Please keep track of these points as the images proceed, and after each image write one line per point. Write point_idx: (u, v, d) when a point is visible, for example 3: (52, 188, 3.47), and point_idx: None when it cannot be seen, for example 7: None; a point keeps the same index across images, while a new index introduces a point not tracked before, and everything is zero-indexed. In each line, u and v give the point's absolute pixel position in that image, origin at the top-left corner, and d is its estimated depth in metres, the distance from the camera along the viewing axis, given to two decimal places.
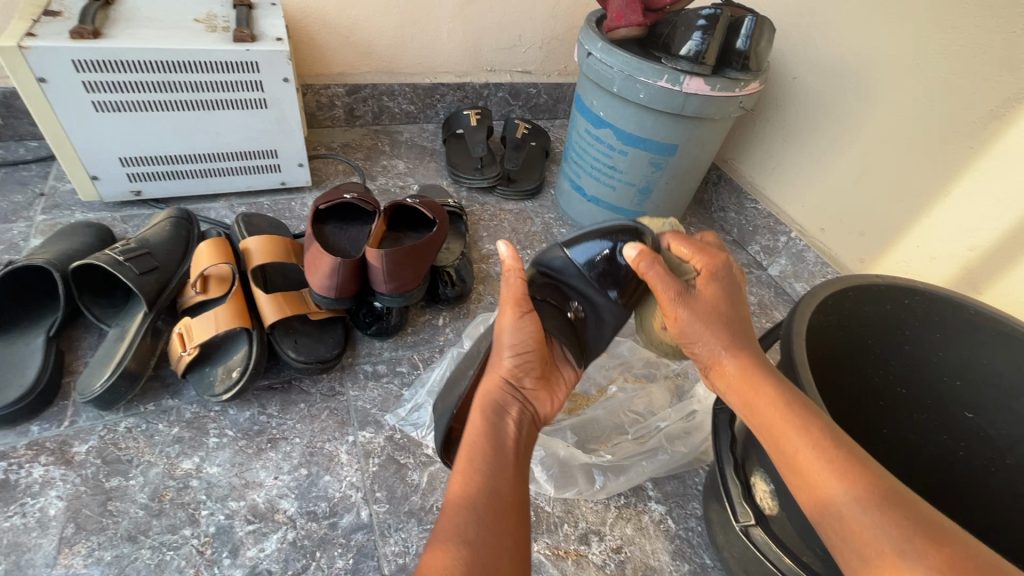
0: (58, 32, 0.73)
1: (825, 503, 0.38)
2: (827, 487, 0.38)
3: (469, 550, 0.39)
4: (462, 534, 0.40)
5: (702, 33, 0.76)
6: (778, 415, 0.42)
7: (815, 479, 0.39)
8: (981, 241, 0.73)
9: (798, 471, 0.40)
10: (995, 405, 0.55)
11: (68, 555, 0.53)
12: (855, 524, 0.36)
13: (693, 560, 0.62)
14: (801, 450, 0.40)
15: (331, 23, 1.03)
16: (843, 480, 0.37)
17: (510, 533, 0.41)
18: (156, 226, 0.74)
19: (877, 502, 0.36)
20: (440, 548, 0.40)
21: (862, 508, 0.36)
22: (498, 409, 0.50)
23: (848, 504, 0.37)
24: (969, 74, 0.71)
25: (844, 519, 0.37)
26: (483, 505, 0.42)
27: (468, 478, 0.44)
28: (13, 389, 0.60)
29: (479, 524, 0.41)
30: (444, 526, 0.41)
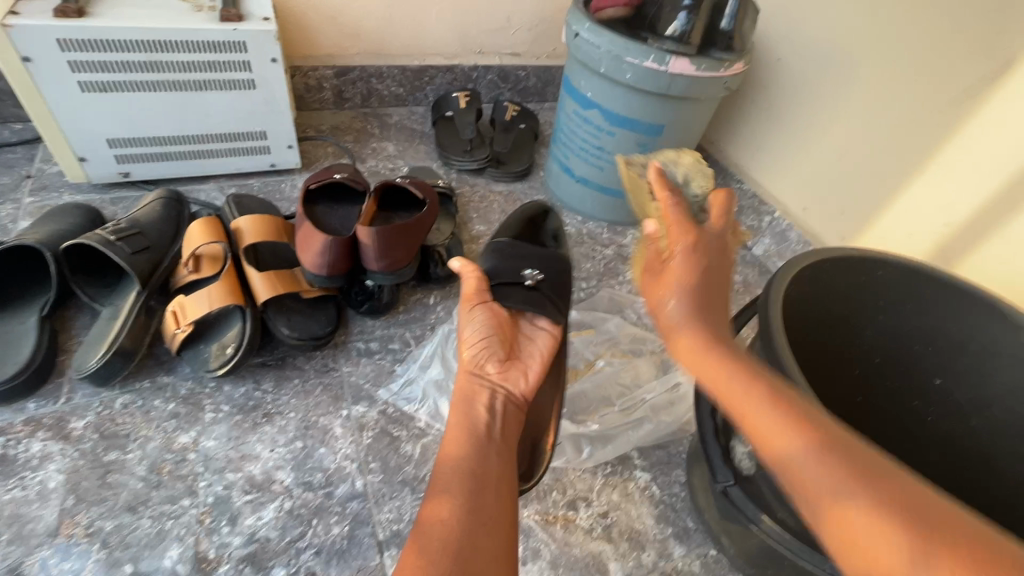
0: (41, 10, 0.72)
1: (784, 458, 0.37)
2: (785, 443, 0.37)
3: (454, 517, 0.44)
4: (443, 502, 0.45)
5: (688, 14, 0.78)
6: (722, 373, 0.43)
7: (766, 428, 0.39)
8: (955, 217, 0.75)
9: (755, 429, 0.39)
10: (962, 370, 0.58)
11: (69, 525, 0.54)
12: (803, 473, 0.36)
13: (677, 523, 0.65)
14: (760, 415, 0.39)
15: (318, 4, 1.03)
16: (803, 435, 0.37)
17: (489, 509, 0.45)
18: (146, 207, 0.75)
19: (833, 451, 0.35)
20: (426, 520, 0.44)
21: (821, 461, 0.35)
22: (467, 399, 0.55)
23: (803, 458, 0.36)
24: (945, 54, 0.72)
25: (802, 467, 0.36)
26: (457, 488, 0.46)
27: (447, 460, 0.49)
28: (8, 366, 0.61)
29: (456, 503, 0.45)
30: (429, 502, 0.45)
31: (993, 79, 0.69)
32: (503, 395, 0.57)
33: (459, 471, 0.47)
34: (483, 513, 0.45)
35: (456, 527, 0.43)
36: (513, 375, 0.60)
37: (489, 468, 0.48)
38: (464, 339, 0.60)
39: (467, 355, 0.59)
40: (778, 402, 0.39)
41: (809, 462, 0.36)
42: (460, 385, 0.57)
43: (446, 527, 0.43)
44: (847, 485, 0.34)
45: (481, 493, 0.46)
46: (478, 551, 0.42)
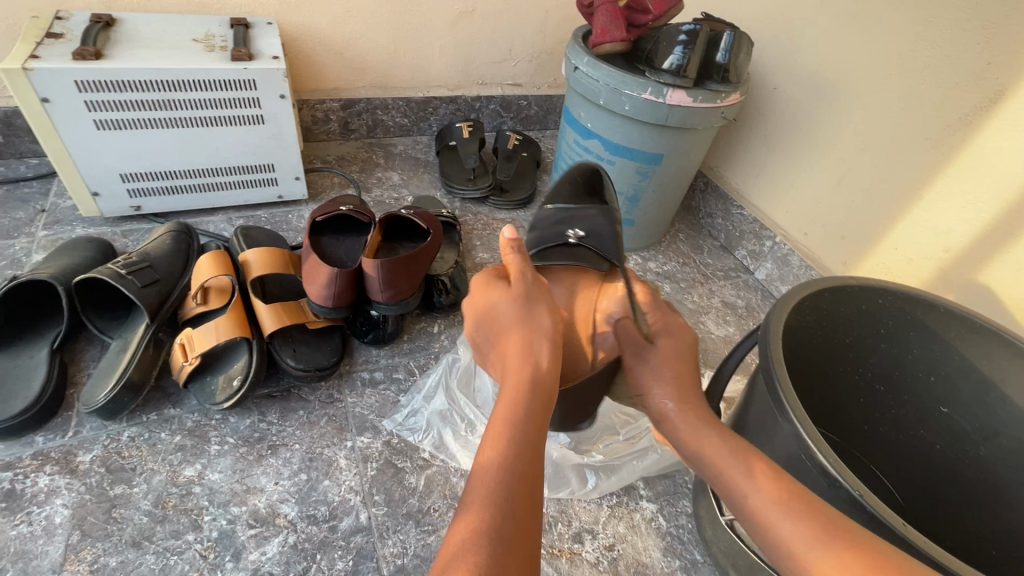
0: (61, 53, 0.76)
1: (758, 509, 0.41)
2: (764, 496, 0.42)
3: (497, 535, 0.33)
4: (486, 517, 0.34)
5: (683, 48, 0.79)
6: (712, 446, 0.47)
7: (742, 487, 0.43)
8: (954, 243, 0.76)
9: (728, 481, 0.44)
10: (969, 399, 0.57)
11: (74, 561, 0.54)
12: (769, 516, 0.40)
13: (684, 556, 0.64)
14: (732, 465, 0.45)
15: (326, 42, 1.06)
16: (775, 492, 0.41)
17: (536, 532, 0.35)
18: (156, 240, 0.76)
19: (800, 510, 0.39)
20: (462, 536, 0.33)
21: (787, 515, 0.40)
22: (531, 386, 0.43)
23: (772, 509, 0.40)
24: (937, 83, 0.74)
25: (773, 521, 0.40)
26: (510, 495, 0.35)
27: (500, 453, 0.37)
28: (18, 400, 0.62)
29: (503, 529, 0.34)
30: (471, 501, 0.35)
31: (985, 108, 0.70)
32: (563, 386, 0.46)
33: (513, 471, 0.37)
34: (531, 545, 0.34)
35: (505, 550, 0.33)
36: (575, 369, 0.48)
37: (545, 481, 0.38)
38: (523, 315, 0.48)
39: (529, 325, 0.48)
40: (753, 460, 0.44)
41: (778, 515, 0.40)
42: (515, 363, 0.45)
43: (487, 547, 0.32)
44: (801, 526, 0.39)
45: (533, 520, 0.36)
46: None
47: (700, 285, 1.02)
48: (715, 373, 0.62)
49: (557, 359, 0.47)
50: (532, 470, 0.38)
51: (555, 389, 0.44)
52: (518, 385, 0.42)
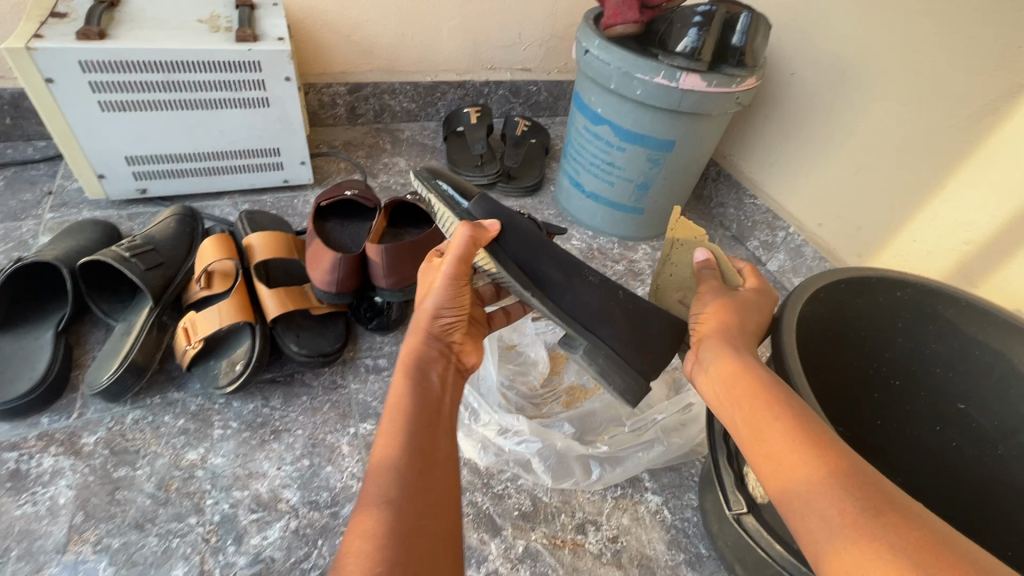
0: (65, 33, 0.75)
1: (792, 484, 0.36)
2: (801, 467, 0.36)
3: (392, 505, 0.37)
4: (384, 492, 0.38)
5: (698, 29, 0.76)
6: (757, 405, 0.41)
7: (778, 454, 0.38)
8: (976, 235, 0.73)
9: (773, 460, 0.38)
10: (987, 395, 0.56)
11: (77, 542, 0.54)
12: (811, 496, 0.35)
13: (689, 549, 0.63)
14: (776, 440, 0.38)
15: (332, 23, 1.05)
16: (819, 465, 0.36)
17: (434, 481, 0.40)
18: (161, 223, 0.76)
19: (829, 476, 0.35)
20: (368, 506, 0.37)
21: (830, 492, 0.34)
22: (420, 369, 0.48)
23: (814, 485, 0.35)
24: (964, 68, 0.71)
25: (813, 499, 0.35)
26: (406, 458, 0.40)
27: (394, 436, 0.42)
28: (24, 382, 0.62)
29: (403, 482, 0.39)
30: (371, 474, 0.40)
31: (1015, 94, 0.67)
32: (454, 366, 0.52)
33: (406, 443, 0.41)
34: (433, 493, 0.39)
35: (405, 506, 0.37)
36: (467, 345, 0.54)
37: (443, 443, 0.44)
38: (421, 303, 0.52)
39: (428, 315, 0.52)
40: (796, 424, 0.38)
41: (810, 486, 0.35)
42: (410, 351, 0.49)
43: (387, 511, 0.37)
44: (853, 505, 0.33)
45: (432, 472, 0.41)
46: (422, 533, 0.37)
47: None
48: None
49: (449, 342, 0.53)
50: (424, 433, 0.43)
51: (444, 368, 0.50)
52: (409, 369, 0.48)
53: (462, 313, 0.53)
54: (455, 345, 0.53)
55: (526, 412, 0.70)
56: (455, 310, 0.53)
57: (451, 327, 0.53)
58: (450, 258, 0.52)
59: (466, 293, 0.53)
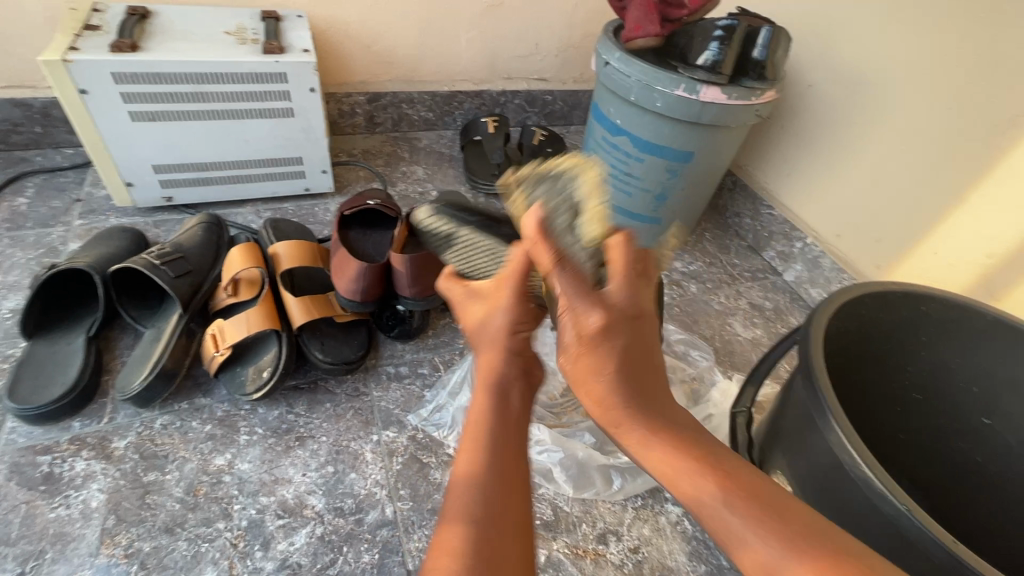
0: (99, 46, 0.77)
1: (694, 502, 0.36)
2: (696, 489, 0.36)
3: (475, 525, 0.36)
4: (468, 509, 0.37)
5: (720, 43, 0.77)
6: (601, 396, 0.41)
7: (680, 482, 0.37)
8: (997, 248, 0.73)
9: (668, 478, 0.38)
10: (1011, 411, 0.56)
11: (110, 545, 0.55)
12: (717, 521, 0.35)
13: (710, 561, 0.63)
14: (654, 453, 0.38)
15: (353, 34, 1.06)
16: (712, 486, 0.36)
17: (514, 506, 0.38)
18: (188, 231, 0.77)
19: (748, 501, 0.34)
20: (453, 522, 0.36)
21: (733, 512, 0.34)
22: (501, 385, 0.44)
23: (713, 506, 0.35)
24: (986, 82, 0.71)
25: (713, 519, 0.35)
26: (489, 477, 0.38)
27: (475, 453, 0.40)
28: (57, 386, 0.63)
29: (485, 507, 0.37)
30: (454, 493, 0.38)
31: None
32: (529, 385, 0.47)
33: (488, 463, 0.39)
34: (512, 518, 0.37)
35: (485, 527, 0.36)
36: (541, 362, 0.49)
37: (524, 465, 0.41)
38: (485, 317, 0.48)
39: (496, 331, 0.46)
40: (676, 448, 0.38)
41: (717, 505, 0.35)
42: (485, 367, 0.46)
43: (468, 528, 0.36)
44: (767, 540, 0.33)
45: (515, 499, 0.38)
46: (503, 559, 0.35)
47: (728, 286, 1.00)
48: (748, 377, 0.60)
49: (526, 358, 0.47)
50: (506, 454, 0.40)
51: (524, 386, 0.46)
52: (486, 385, 0.44)
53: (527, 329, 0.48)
54: (530, 360, 0.48)
55: (546, 421, 0.71)
56: (523, 328, 0.47)
57: (527, 343, 0.47)
58: (511, 276, 0.47)
59: (528, 309, 0.48)
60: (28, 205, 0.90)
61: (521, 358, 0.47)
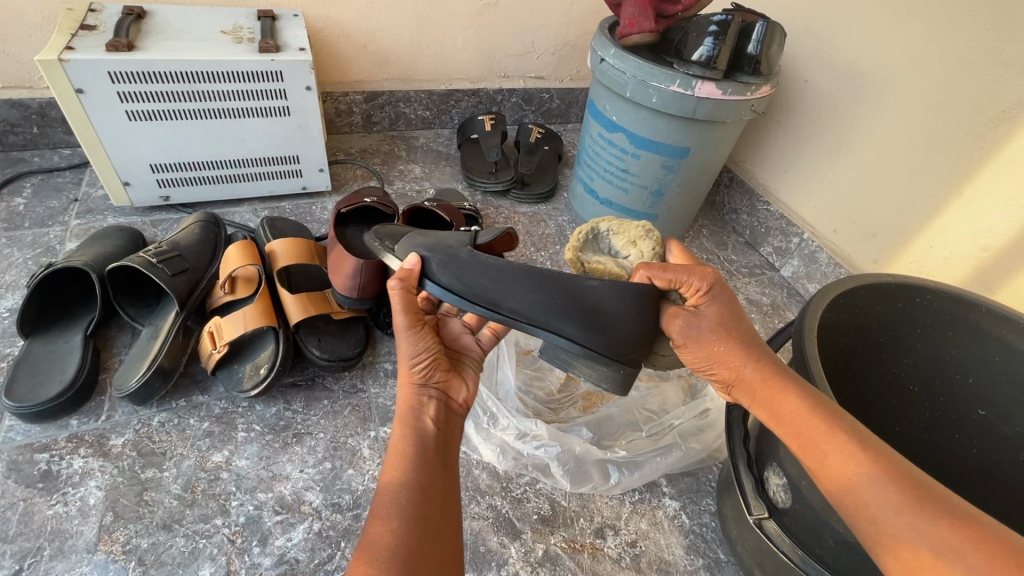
0: (95, 45, 0.77)
1: (839, 481, 0.37)
2: (849, 468, 0.37)
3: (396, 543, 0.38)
4: (386, 526, 0.39)
5: (714, 39, 0.77)
6: (815, 425, 0.40)
7: (834, 464, 0.38)
8: (993, 241, 0.73)
9: (811, 447, 0.40)
10: (1008, 402, 0.56)
11: (107, 542, 0.55)
12: (865, 499, 0.35)
13: (708, 554, 0.63)
14: (830, 443, 0.38)
15: (350, 33, 1.06)
16: (861, 462, 0.37)
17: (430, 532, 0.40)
18: (186, 230, 0.77)
19: (898, 479, 0.35)
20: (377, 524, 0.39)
21: (881, 489, 0.35)
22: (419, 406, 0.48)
23: (861, 481, 0.36)
24: (984, 74, 0.71)
25: (865, 498, 0.35)
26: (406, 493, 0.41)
27: (394, 469, 0.43)
28: (54, 384, 0.63)
29: (405, 511, 0.40)
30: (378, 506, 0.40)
31: None
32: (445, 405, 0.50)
33: (407, 480, 0.42)
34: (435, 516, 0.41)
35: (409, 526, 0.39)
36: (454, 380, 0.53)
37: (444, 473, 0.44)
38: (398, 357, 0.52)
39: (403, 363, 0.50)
40: (805, 401, 0.42)
41: (868, 486, 0.35)
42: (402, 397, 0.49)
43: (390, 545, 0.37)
44: (902, 494, 0.34)
45: (437, 507, 0.41)
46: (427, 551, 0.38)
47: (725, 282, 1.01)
48: None
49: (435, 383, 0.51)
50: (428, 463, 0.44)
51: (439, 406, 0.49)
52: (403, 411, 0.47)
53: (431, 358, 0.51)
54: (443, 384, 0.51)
55: (543, 416, 0.71)
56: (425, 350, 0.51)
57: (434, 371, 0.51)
58: (398, 311, 0.51)
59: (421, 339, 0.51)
60: (26, 205, 0.90)
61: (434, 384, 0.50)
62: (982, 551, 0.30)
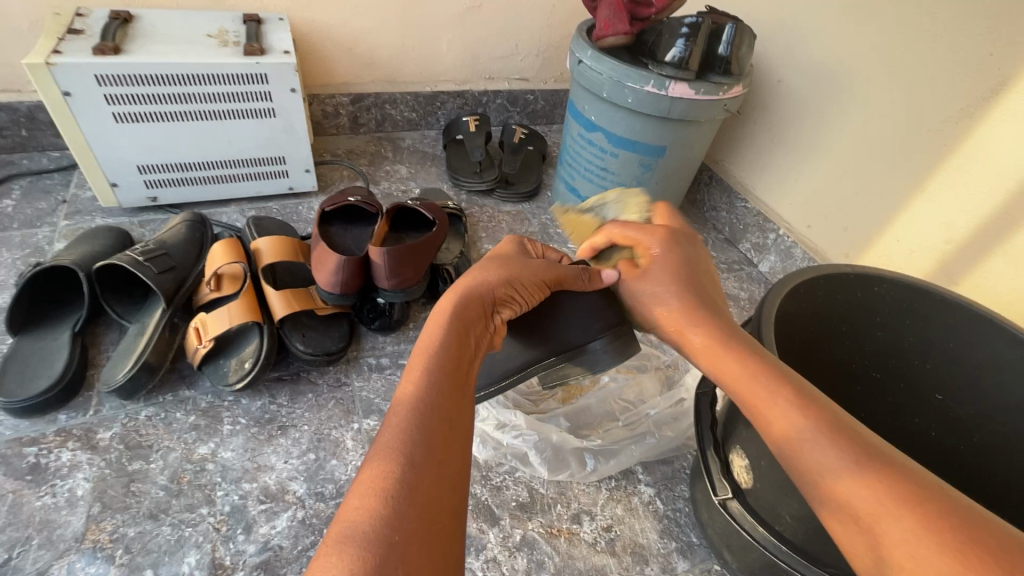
0: (82, 49, 0.79)
1: (788, 442, 0.38)
2: (795, 428, 0.38)
3: (411, 469, 0.35)
4: (398, 450, 0.35)
5: (686, 40, 0.80)
6: (759, 386, 0.41)
7: (783, 429, 0.39)
8: (955, 234, 0.76)
9: (759, 415, 0.41)
10: (962, 386, 0.58)
11: (95, 531, 0.57)
12: (810, 463, 0.36)
13: (680, 538, 0.65)
14: (776, 407, 0.40)
15: (335, 36, 1.08)
16: (810, 422, 0.38)
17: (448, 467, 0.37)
18: (173, 229, 0.79)
19: (841, 438, 0.36)
20: (383, 459, 0.35)
21: (828, 447, 0.36)
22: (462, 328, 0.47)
23: (811, 443, 0.37)
24: (942, 74, 0.74)
25: (813, 458, 0.36)
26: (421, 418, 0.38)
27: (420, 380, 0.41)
28: (43, 380, 0.65)
29: (421, 442, 0.37)
30: (391, 424, 0.37)
31: (987, 99, 0.70)
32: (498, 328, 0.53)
33: (426, 401, 0.39)
34: (450, 466, 0.37)
35: (423, 467, 0.35)
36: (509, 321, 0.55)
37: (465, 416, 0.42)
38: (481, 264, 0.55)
39: (485, 273, 0.53)
40: (753, 364, 0.43)
41: (816, 448, 0.36)
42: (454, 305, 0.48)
43: (402, 473, 0.34)
44: (843, 457, 0.35)
45: (454, 442, 0.39)
46: (438, 499, 0.35)
47: None
48: None
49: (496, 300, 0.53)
50: (452, 402, 0.41)
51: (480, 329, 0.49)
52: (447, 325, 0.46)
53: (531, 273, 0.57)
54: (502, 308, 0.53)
55: (523, 408, 0.73)
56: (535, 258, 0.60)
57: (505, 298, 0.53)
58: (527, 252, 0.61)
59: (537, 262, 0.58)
60: (15, 206, 0.92)
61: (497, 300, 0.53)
62: (926, 511, 0.31)
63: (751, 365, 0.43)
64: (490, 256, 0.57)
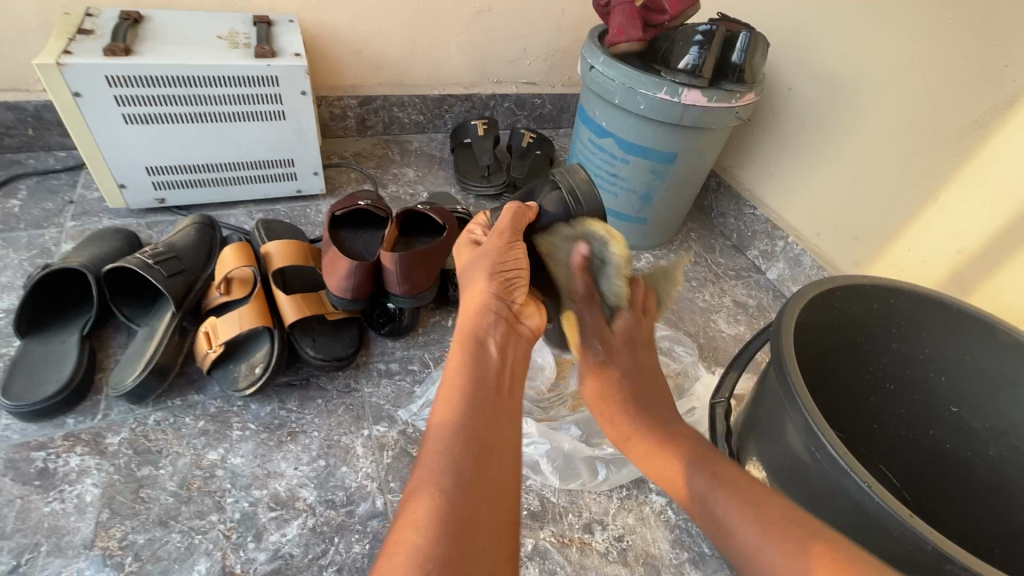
0: (92, 49, 0.78)
1: (691, 501, 0.50)
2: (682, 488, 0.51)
3: (449, 496, 0.35)
4: (435, 479, 0.36)
5: (700, 48, 0.80)
6: (657, 459, 0.53)
7: (674, 481, 0.52)
8: (967, 244, 0.76)
9: (663, 478, 0.53)
10: (978, 399, 0.58)
11: (104, 538, 0.56)
12: (710, 516, 0.47)
13: (692, 548, 0.65)
14: (655, 463, 0.53)
15: (344, 38, 1.08)
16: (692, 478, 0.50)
17: (490, 490, 0.37)
18: (181, 232, 0.78)
19: (743, 502, 0.45)
20: (420, 498, 0.35)
21: (728, 506, 0.46)
22: (478, 341, 0.47)
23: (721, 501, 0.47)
24: (957, 84, 0.74)
25: (721, 517, 0.46)
26: (460, 442, 0.39)
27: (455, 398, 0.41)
28: (51, 384, 0.64)
29: (459, 463, 0.37)
30: (429, 449, 0.39)
31: (1001, 110, 0.70)
32: (514, 326, 0.51)
33: (459, 422, 0.40)
34: (490, 491, 0.37)
35: (461, 498, 0.35)
36: (531, 306, 0.54)
37: (503, 429, 0.41)
38: (480, 267, 0.53)
39: (485, 281, 0.51)
40: (654, 442, 0.54)
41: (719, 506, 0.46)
42: (470, 316, 0.49)
43: (441, 500, 0.35)
44: (737, 511, 0.45)
45: (495, 459, 0.39)
46: (483, 531, 0.35)
47: (711, 284, 1.03)
48: (732, 365, 0.63)
49: (511, 303, 0.52)
50: (490, 422, 0.41)
51: (504, 334, 0.49)
52: (466, 341, 0.47)
53: (523, 270, 0.55)
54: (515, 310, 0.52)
55: (533, 415, 0.73)
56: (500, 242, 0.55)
57: (508, 292, 0.52)
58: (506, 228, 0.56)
59: (524, 254, 0.56)
60: (21, 207, 0.91)
61: (510, 304, 0.52)
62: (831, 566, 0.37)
63: (650, 444, 0.54)
64: (464, 263, 0.55)
